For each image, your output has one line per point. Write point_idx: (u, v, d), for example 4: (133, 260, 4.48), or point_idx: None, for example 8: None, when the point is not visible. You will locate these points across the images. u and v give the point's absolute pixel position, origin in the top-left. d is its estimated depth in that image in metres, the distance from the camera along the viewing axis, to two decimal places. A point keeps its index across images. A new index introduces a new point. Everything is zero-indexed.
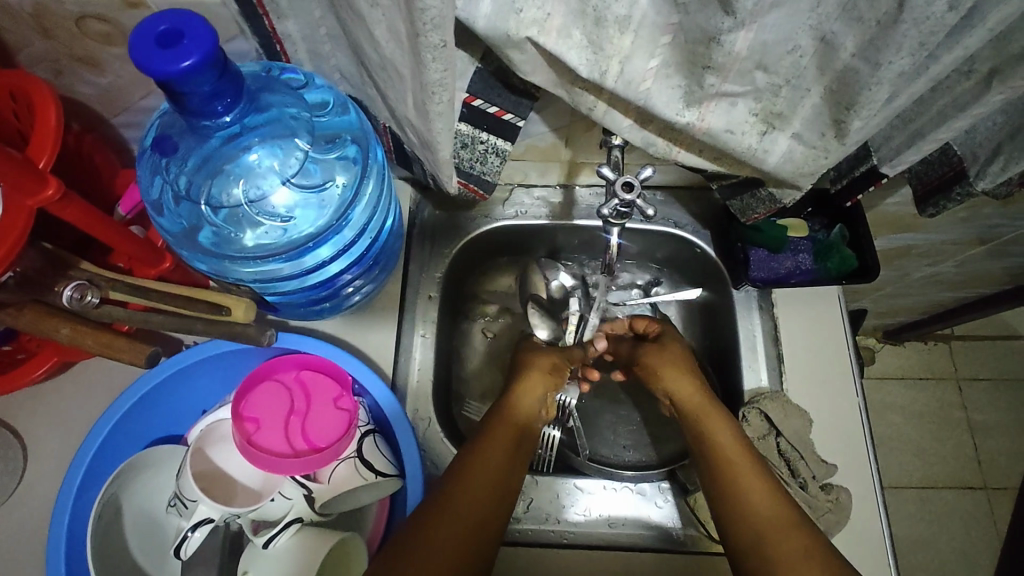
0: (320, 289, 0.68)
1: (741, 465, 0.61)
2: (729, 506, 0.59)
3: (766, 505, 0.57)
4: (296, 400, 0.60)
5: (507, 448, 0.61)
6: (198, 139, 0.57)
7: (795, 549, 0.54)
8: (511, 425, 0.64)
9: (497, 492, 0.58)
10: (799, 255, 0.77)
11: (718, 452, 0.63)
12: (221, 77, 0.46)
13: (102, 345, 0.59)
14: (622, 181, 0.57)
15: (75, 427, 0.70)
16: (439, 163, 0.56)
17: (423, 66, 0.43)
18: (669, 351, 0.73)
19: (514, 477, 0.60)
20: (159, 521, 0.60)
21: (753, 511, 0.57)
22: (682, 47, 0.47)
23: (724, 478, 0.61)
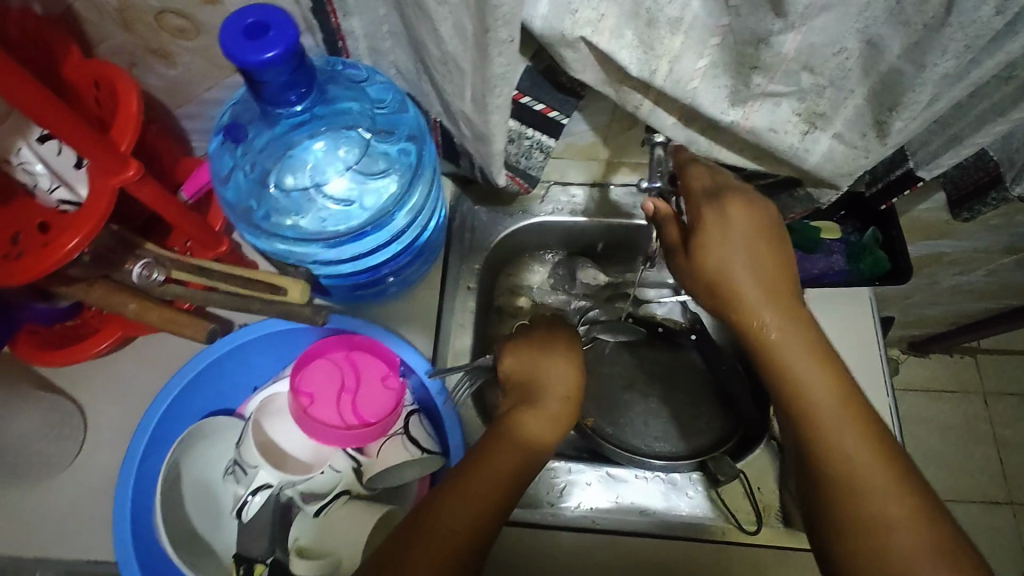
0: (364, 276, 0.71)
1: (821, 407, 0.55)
2: (790, 420, 0.56)
3: (847, 438, 0.53)
4: (346, 378, 0.63)
5: (514, 461, 0.56)
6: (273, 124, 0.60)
7: (898, 510, 0.51)
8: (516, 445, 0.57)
9: (496, 504, 0.54)
10: (831, 257, 0.79)
11: (779, 366, 0.56)
12: (297, 69, 0.49)
13: (164, 319, 0.65)
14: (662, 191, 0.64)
15: (133, 400, 0.74)
16: (491, 157, 0.59)
17: (489, 60, 0.46)
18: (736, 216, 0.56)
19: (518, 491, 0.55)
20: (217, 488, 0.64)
21: (830, 445, 0.54)
22: (730, 48, 0.49)
23: (809, 419, 0.55)
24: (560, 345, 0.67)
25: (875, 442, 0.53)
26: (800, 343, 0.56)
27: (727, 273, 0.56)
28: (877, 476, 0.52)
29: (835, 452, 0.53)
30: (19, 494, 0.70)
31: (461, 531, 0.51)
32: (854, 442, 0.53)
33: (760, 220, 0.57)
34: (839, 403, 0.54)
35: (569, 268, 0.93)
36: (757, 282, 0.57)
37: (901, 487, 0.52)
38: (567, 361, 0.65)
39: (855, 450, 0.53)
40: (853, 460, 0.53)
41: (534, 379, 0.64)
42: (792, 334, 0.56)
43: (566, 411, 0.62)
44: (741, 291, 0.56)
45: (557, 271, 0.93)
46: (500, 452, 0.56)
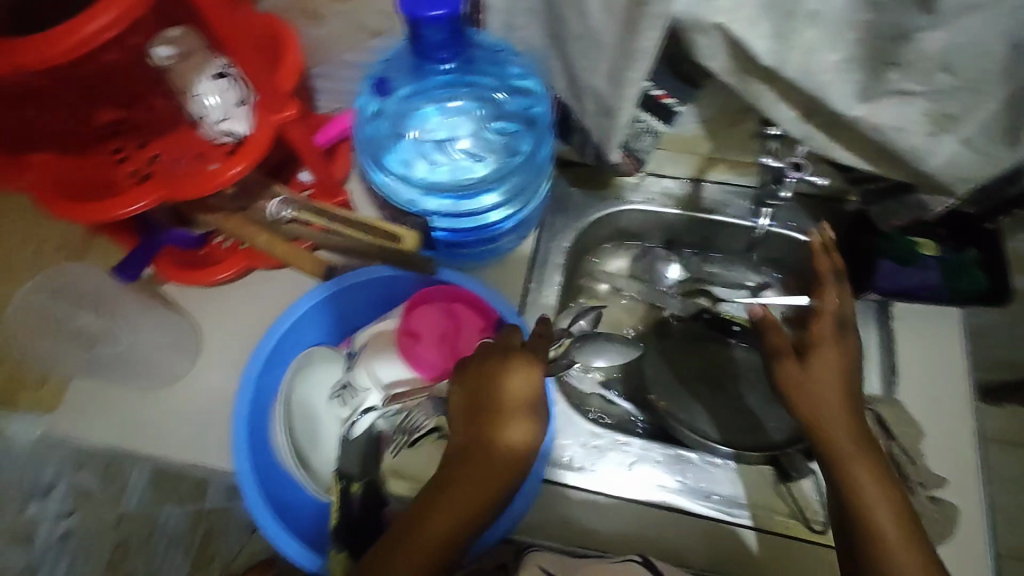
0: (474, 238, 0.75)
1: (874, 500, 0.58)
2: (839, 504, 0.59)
3: (888, 514, 0.57)
4: (449, 325, 0.67)
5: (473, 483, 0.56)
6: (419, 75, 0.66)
7: None
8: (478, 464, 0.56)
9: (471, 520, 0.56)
10: (926, 273, 0.77)
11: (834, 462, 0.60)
12: (453, 33, 0.54)
13: (289, 254, 0.72)
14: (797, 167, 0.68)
15: (244, 327, 0.81)
16: (611, 132, 0.62)
17: (640, 33, 0.49)
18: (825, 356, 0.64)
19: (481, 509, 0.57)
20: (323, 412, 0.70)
21: (872, 523, 0.57)
22: (868, 43, 0.50)
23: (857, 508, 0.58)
24: (517, 352, 0.60)
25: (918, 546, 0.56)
26: (849, 435, 0.60)
27: (820, 396, 0.62)
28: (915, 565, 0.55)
29: (875, 530, 0.57)
30: (139, 398, 0.77)
31: (440, 533, 0.55)
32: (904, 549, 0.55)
33: (850, 358, 0.64)
34: (894, 525, 0.56)
35: (650, 259, 0.95)
36: (835, 386, 0.62)
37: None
38: (529, 372, 0.58)
39: (897, 547, 0.55)
40: (895, 553, 0.55)
41: (484, 379, 0.58)
42: (846, 424, 0.61)
43: (529, 414, 0.58)
44: (822, 395, 0.62)
45: (640, 260, 0.95)
46: (478, 469, 0.56)
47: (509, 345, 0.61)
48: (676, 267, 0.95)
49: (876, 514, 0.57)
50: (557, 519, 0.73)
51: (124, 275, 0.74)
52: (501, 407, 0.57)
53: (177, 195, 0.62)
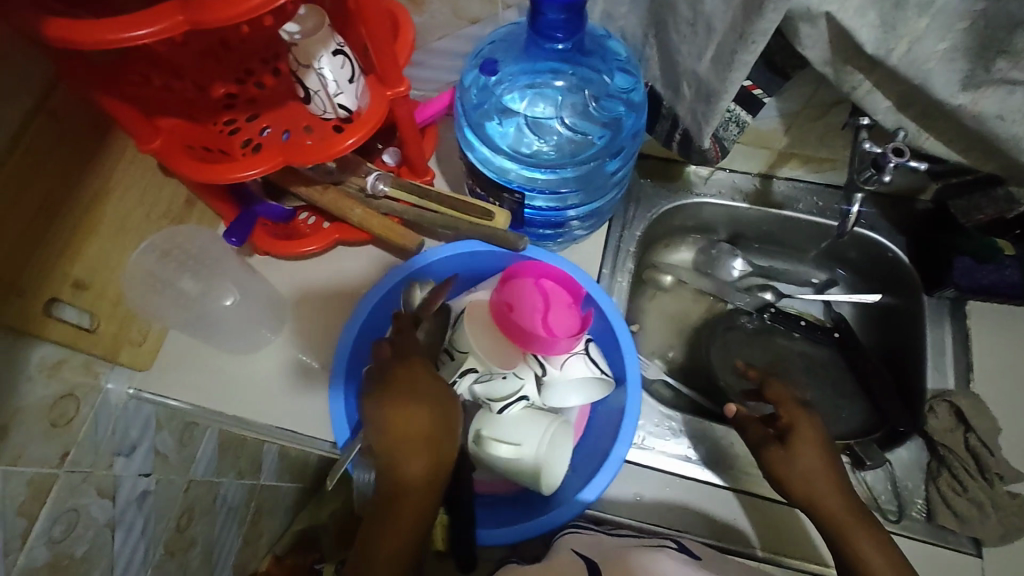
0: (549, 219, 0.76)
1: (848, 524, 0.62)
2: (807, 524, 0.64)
3: (867, 547, 0.61)
4: (540, 300, 0.69)
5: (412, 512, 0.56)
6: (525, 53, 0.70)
7: None
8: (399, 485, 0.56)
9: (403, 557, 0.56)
10: (1004, 270, 0.78)
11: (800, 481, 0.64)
12: (572, 14, 0.57)
13: (384, 228, 0.74)
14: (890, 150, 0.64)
15: (329, 301, 0.86)
16: (707, 116, 0.65)
17: (759, 15, 0.51)
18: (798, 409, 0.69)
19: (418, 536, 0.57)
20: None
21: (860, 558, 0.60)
22: (978, 33, 0.52)
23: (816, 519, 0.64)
24: (430, 390, 0.59)
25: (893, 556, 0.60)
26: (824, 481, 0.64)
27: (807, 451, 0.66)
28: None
29: (861, 564, 0.60)
30: (228, 360, 0.83)
31: (386, 555, 0.55)
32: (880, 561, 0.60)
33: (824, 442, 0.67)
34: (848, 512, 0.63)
35: (715, 252, 0.98)
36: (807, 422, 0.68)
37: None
38: (427, 408, 0.58)
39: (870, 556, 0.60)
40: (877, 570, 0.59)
41: (389, 410, 0.57)
42: (821, 465, 0.65)
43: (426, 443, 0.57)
44: (800, 450, 0.66)
45: (704, 253, 0.98)
46: (413, 495, 0.56)
47: (396, 351, 0.63)
48: (740, 261, 0.97)
49: (859, 551, 0.61)
50: (628, 497, 0.73)
51: (231, 239, 0.77)
52: (398, 432, 0.57)
53: (293, 161, 0.65)
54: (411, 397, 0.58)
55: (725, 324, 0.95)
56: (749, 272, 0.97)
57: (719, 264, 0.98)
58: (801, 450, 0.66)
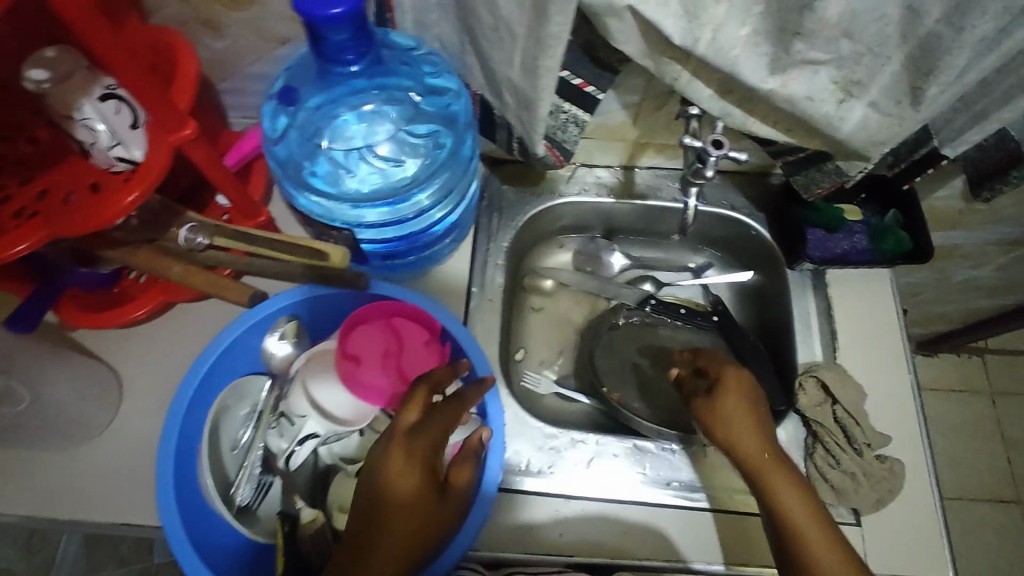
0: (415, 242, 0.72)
1: (776, 480, 0.62)
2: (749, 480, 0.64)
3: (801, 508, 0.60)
4: (390, 342, 0.63)
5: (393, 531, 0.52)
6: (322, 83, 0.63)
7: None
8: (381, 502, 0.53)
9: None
10: (854, 236, 0.81)
11: (733, 448, 0.64)
12: (357, 29, 0.51)
13: (210, 283, 0.66)
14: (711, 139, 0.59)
15: (168, 365, 0.75)
16: (533, 124, 0.61)
17: (547, 20, 0.48)
18: (727, 381, 0.68)
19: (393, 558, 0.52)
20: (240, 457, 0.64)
21: (784, 516, 0.60)
22: (774, 16, 0.51)
23: (761, 488, 0.62)
24: (445, 419, 0.56)
25: (828, 525, 0.59)
26: (764, 459, 0.63)
27: (726, 421, 0.66)
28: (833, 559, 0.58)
29: (790, 518, 0.60)
30: (52, 457, 0.70)
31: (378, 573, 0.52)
32: (817, 530, 0.59)
33: (753, 392, 0.68)
34: (762, 452, 0.63)
35: (593, 250, 0.95)
36: (735, 397, 0.67)
37: (851, 560, 0.58)
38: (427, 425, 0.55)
39: (808, 527, 0.59)
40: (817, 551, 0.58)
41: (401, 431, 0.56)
42: (764, 448, 0.63)
43: (424, 454, 0.54)
44: (740, 440, 0.64)
45: (582, 252, 0.95)
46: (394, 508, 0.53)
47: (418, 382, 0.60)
48: (618, 255, 0.95)
49: (795, 528, 0.59)
50: (518, 527, 0.71)
51: (16, 328, 0.66)
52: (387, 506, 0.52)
53: (60, 232, 0.55)
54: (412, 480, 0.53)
55: (608, 323, 0.92)
56: (629, 265, 0.95)
57: (598, 261, 0.95)
58: (722, 408, 0.66)
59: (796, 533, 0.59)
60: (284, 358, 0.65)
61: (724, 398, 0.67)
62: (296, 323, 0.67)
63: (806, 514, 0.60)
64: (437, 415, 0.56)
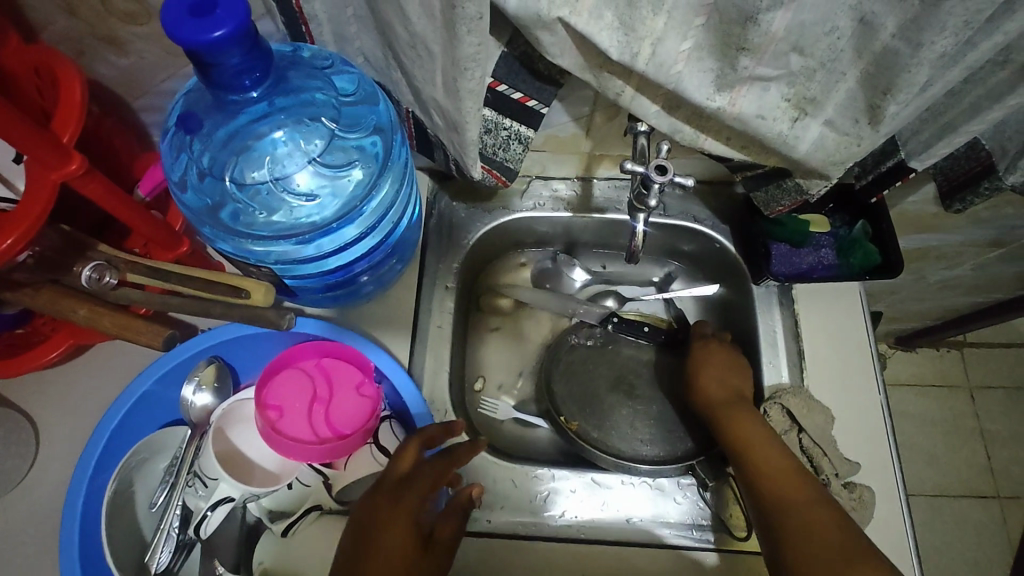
0: (348, 270, 0.67)
1: (731, 411, 0.68)
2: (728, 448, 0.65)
3: (804, 495, 0.57)
4: (318, 387, 0.59)
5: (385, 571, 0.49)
6: (224, 113, 0.56)
7: (800, 491, 0.57)
8: (379, 533, 0.51)
9: None
10: (821, 250, 0.76)
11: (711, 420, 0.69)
12: (251, 51, 0.45)
13: (118, 325, 0.60)
14: (654, 164, 0.57)
15: (91, 408, 0.68)
16: (465, 148, 0.56)
17: (458, 39, 0.42)
18: (709, 339, 0.76)
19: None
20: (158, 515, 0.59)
21: (790, 500, 0.57)
22: (716, 28, 0.46)
23: (725, 433, 0.66)
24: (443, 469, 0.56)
25: (773, 440, 0.63)
26: (774, 454, 0.62)
27: (694, 374, 0.74)
28: (833, 540, 0.53)
29: (744, 444, 0.63)
30: None
31: None
32: (771, 451, 0.62)
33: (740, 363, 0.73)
34: (724, 391, 0.71)
35: (554, 266, 0.89)
36: (716, 352, 0.74)
37: (799, 473, 0.60)
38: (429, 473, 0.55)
39: (760, 445, 0.63)
40: (766, 455, 0.61)
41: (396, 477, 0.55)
42: (776, 448, 0.62)
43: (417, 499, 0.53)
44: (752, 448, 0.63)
45: (542, 267, 0.89)
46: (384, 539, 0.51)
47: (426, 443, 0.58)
48: (579, 270, 0.89)
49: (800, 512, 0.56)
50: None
51: None
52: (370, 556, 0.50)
53: None
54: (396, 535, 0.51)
55: (566, 346, 0.85)
56: (590, 280, 0.90)
57: (558, 276, 0.89)
58: (697, 360, 0.75)
59: (750, 453, 0.62)
60: (204, 408, 0.62)
61: (707, 345, 0.76)
62: (217, 366, 0.62)
63: (807, 500, 0.57)
64: (424, 471, 0.55)
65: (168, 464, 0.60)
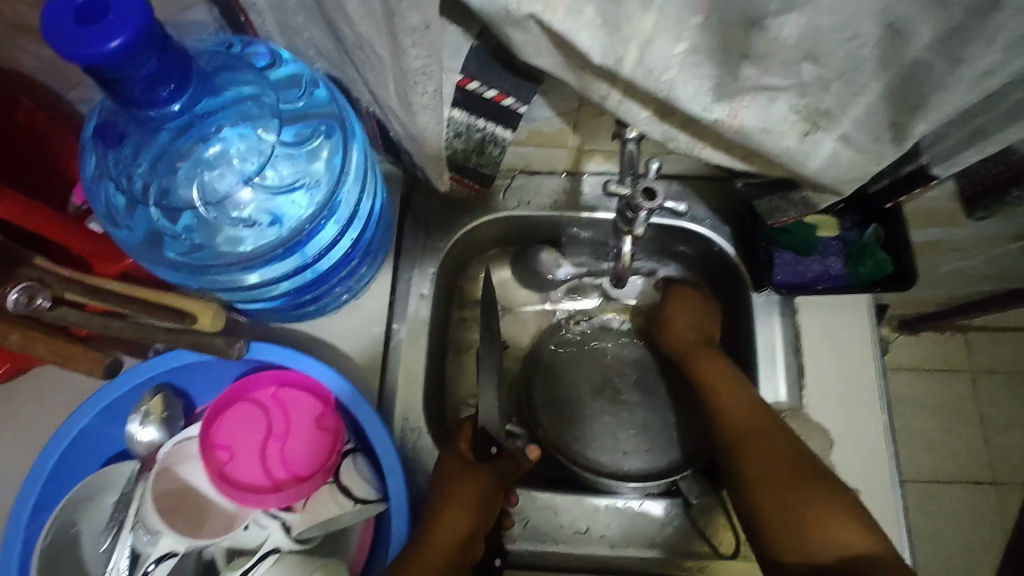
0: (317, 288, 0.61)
1: (693, 349, 0.70)
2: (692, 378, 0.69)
3: (741, 405, 0.63)
4: (273, 422, 0.55)
5: (455, 539, 0.56)
6: (144, 132, 0.48)
7: (770, 454, 0.58)
8: (468, 493, 0.59)
9: None
10: (828, 259, 0.70)
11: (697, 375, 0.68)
12: (163, 58, 0.39)
13: (56, 352, 0.55)
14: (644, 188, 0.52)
15: (37, 430, 0.62)
16: (428, 159, 0.50)
17: (402, 53, 0.36)
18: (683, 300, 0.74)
19: (436, 557, 0.55)
20: (106, 556, 0.54)
21: (720, 406, 0.63)
22: (716, 30, 0.38)
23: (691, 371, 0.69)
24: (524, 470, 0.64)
25: (726, 370, 0.66)
26: (742, 415, 0.62)
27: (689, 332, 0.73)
28: (777, 461, 0.58)
29: (721, 416, 0.63)
30: None
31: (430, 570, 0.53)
32: (715, 370, 0.67)
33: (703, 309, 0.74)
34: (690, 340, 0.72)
35: (530, 258, 0.78)
36: (686, 316, 0.73)
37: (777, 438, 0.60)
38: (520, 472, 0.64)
39: (725, 394, 0.64)
40: (744, 422, 0.61)
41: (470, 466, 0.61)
42: (724, 374, 0.66)
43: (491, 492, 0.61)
44: (721, 399, 0.64)
45: (521, 261, 0.79)
46: (455, 510, 0.58)
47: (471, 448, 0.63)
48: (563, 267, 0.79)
49: (834, 535, 0.52)
50: None
51: None
52: (426, 550, 0.54)
53: None
54: (463, 517, 0.58)
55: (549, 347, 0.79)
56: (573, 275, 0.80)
57: (535, 266, 0.78)
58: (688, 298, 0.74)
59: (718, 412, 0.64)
60: (152, 443, 0.57)
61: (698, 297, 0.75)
62: (164, 395, 0.58)
63: (785, 468, 0.57)
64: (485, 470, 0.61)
65: (117, 500, 0.55)
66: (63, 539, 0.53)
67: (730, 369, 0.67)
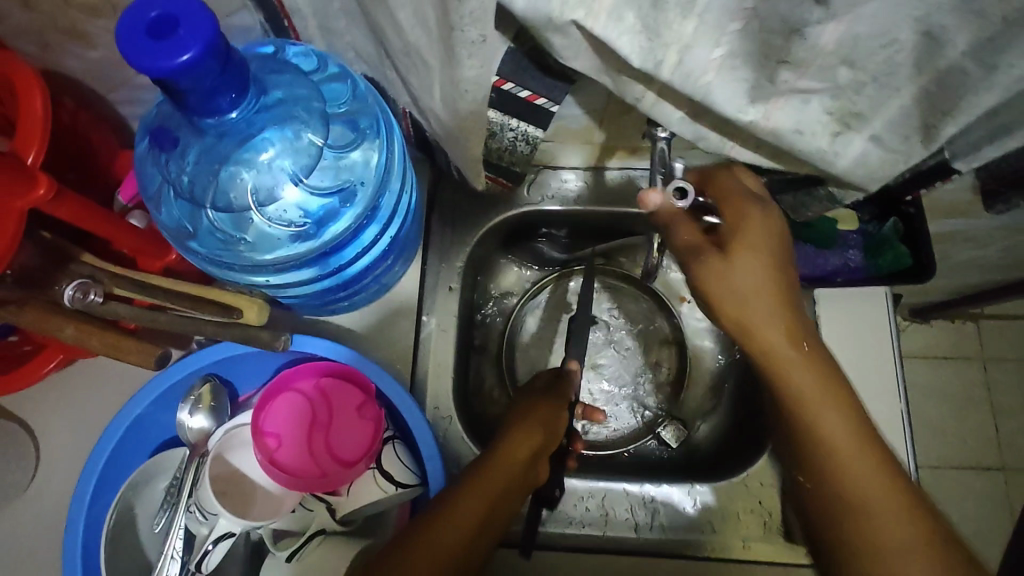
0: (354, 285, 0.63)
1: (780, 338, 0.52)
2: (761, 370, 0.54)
3: (807, 381, 0.52)
4: (317, 411, 0.57)
5: (526, 455, 0.54)
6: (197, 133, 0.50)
7: (862, 485, 0.51)
8: (545, 409, 0.58)
9: (489, 509, 0.49)
10: (847, 251, 0.72)
11: (777, 365, 0.53)
12: (224, 69, 0.40)
13: (109, 345, 0.54)
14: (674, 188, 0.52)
15: (89, 419, 0.65)
16: (468, 157, 0.51)
17: (458, 62, 0.39)
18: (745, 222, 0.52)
19: (506, 471, 0.52)
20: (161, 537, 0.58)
21: (810, 422, 0.52)
22: (755, 37, 0.39)
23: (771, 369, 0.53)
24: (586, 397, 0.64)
25: (817, 364, 0.53)
26: (838, 419, 0.52)
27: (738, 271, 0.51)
28: (854, 466, 0.51)
29: (818, 436, 0.52)
30: None
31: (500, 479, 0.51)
32: (806, 371, 0.52)
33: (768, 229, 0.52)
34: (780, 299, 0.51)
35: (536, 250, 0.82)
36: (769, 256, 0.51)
37: (869, 441, 0.52)
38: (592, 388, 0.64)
39: (815, 398, 0.52)
40: (835, 439, 0.52)
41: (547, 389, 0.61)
42: (808, 367, 0.52)
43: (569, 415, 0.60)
44: (812, 405, 0.52)
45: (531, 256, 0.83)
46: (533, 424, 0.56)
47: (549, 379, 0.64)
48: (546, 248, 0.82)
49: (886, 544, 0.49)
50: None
51: None
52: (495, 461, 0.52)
53: None
54: (535, 428, 0.56)
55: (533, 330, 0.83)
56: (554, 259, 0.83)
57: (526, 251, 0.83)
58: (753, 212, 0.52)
59: (802, 403, 0.53)
60: (201, 430, 0.60)
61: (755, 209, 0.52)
62: (212, 385, 0.61)
63: (869, 473, 0.51)
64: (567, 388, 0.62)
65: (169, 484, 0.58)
66: (122, 520, 0.56)
67: (819, 365, 0.53)
